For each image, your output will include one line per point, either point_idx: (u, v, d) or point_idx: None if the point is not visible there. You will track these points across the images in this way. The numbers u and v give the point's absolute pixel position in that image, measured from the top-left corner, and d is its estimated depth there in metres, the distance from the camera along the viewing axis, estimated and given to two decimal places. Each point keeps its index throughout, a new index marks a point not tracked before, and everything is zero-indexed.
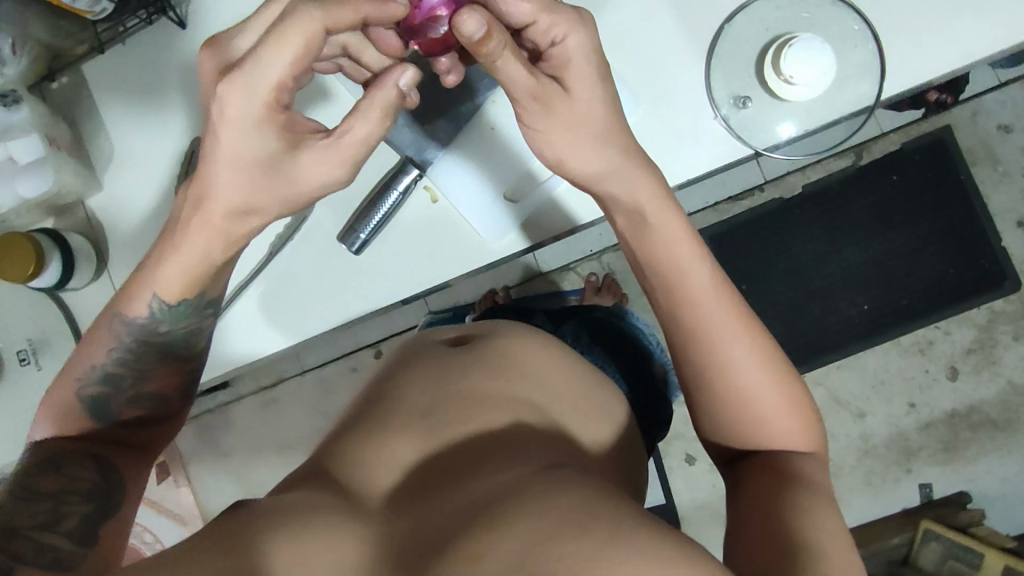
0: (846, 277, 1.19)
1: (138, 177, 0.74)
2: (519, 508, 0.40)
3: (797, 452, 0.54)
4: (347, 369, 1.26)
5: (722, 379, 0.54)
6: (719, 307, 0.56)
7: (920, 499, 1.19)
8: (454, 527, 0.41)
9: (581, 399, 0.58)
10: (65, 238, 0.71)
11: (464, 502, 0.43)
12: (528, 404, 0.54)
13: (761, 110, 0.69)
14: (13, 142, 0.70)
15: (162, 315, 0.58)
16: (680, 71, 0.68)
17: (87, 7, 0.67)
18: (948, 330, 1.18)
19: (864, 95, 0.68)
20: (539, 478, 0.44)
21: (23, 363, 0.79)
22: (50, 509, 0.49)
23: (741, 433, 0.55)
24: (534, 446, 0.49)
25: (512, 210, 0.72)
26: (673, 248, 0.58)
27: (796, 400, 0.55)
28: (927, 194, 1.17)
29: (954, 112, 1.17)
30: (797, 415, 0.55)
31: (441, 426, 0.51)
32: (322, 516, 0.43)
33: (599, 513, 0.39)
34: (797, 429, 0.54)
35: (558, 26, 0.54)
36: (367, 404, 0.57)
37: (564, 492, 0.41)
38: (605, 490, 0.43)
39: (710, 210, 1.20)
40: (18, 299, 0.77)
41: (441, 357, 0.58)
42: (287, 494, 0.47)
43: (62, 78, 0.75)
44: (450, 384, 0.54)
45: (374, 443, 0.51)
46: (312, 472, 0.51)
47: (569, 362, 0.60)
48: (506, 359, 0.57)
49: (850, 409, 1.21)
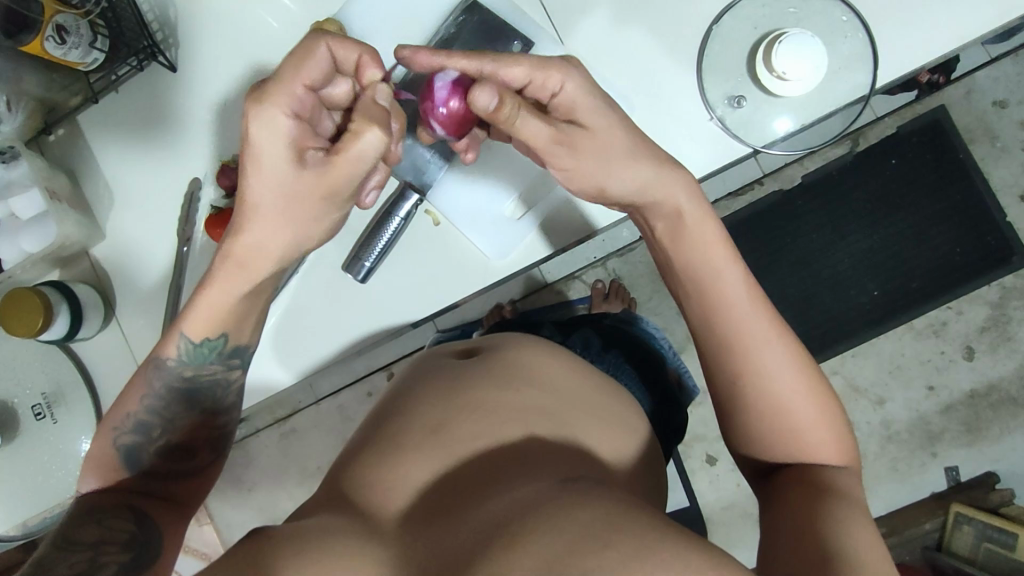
0: (853, 263, 1.18)
1: (141, 222, 0.75)
2: (539, 523, 0.40)
3: (824, 452, 0.53)
4: (361, 394, 1.26)
5: (753, 376, 0.54)
6: (748, 309, 0.56)
7: (948, 482, 1.17)
8: (474, 547, 0.40)
9: (595, 404, 0.57)
10: (73, 291, 0.71)
11: (483, 519, 0.43)
12: (542, 414, 0.53)
13: (756, 108, 0.69)
14: (14, 198, 0.71)
15: (187, 358, 0.60)
16: (671, 75, 0.68)
17: (78, 59, 0.68)
18: (960, 310, 1.17)
19: (859, 84, 0.67)
20: (557, 491, 0.44)
21: (38, 417, 0.77)
22: (88, 558, 0.47)
23: (770, 433, 0.54)
24: (550, 460, 0.49)
25: (513, 228, 0.72)
26: (703, 247, 0.59)
27: (826, 408, 0.54)
28: (928, 174, 1.17)
29: (947, 92, 1.17)
30: (827, 425, 0.54)
31: (454, 441, 0.51)
32: (339, 542, 0.43)
33: (621, 524, 0.39)
34: (825, 427, 0.54)
35: (553, 78, 0.57)
36: (378, 421, 0.56)
37: (585, 505, 0.41)
38: (627, 501, 0.43)
39: (711, 208, 1.20)
40: (30, 352, 0.77)
41: (450, 372, 0.58)
42: (302, 521, 0.46)
43: (58, 130, 0.75)
44: (460, 396, 0.54)
45: (387, 460, 0.50)
46: (325, 496, 0.50)
47: (581, 371, 0.60)
48: (517, 369, 0.56)
49: (869, 396, 1.20)
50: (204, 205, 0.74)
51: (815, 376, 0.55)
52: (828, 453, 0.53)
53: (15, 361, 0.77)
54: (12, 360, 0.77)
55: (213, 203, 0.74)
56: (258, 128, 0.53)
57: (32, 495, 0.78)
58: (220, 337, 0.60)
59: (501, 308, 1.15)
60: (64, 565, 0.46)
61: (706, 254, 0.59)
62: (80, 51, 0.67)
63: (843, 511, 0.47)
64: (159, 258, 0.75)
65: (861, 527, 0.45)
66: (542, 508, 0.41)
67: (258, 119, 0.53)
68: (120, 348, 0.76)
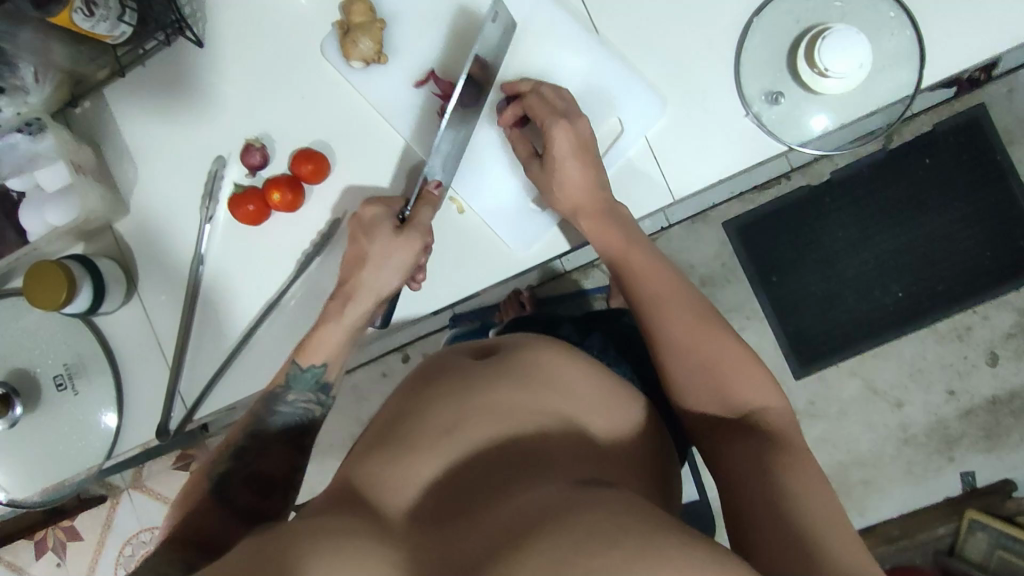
0: (879, 263, 1.16)
1: (166, 198, 0.75)
2: (554, 521, 0.40)
3: (752, 390, 0.57)
4: (374, 374, 1.26)
5: (669, 341, 0.60)
6: (655, 289, 0.63)
7: (964, 488, 1.16)
8: (493, 548, 0.41)
9: (606, 405, 0.57)
10: (95, 264, 0.72)
11: (502, 521, 0.43)
12: (555, 417, 0.53)
13: (794, 105, 0.66)
14: (40, 170, 0.70)
15: (295, 385, 0.66)
16: (707, 66, 0.66)
17: (106, 32, 0.66)
18: (987, 315, 1.15)
19: (903, 82, 0.65)
20: (572, 492, 0.44)
21: (59, 389, 0.78)
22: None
23: (700, 385, 0.58)
24: (561, 462, 0.49)
25: (534, 221, 0.71)
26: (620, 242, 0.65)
27: (737, 348, 0.59)
28: (962, 175, 1.14)
29: (989, 90, 1.13)
30: (746, 365, 0.58)
31: (469, 441, 0.51)
32: (351, 534, 0.43)
33: (636, 522, 0.39)
34: (745, 367, 0.58)
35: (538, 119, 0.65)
36: (390, 419, 0.55)
37: (592, 503, 0.42)
38: (636, 500, 0.43)
39: (736, 201, 1.18)
40: (53, 323, 0.77)
41: (464, 369, 0.57)
42: (317, 517, 0.45)
43: (84, 103, 0.75)
44: (473, 393, 0.53)
45: (399, 456, 0.50)
46: (335, 489, 0.50)
47: (595, 372, 0.59)
48: (532, 369, 0.56)
49: (887, 399, 1.18)
50: (228, 182, 0.74)
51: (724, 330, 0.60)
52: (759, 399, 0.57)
53: (36, 331, 0.77)
54: (33, 331, 0.77)
55: (237, 182, 0.73)
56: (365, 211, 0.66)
57: (51, 464, 0.79)
58: (321, 364, 0.67)
59: (519, 295, 1.15)
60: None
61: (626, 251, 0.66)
62: (108, 24, 0.65)
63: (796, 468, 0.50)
64: (182, 234, 0.75)
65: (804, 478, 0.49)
66: (554, 508, 0.42)
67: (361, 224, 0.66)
68: (140, 324, 0.76)
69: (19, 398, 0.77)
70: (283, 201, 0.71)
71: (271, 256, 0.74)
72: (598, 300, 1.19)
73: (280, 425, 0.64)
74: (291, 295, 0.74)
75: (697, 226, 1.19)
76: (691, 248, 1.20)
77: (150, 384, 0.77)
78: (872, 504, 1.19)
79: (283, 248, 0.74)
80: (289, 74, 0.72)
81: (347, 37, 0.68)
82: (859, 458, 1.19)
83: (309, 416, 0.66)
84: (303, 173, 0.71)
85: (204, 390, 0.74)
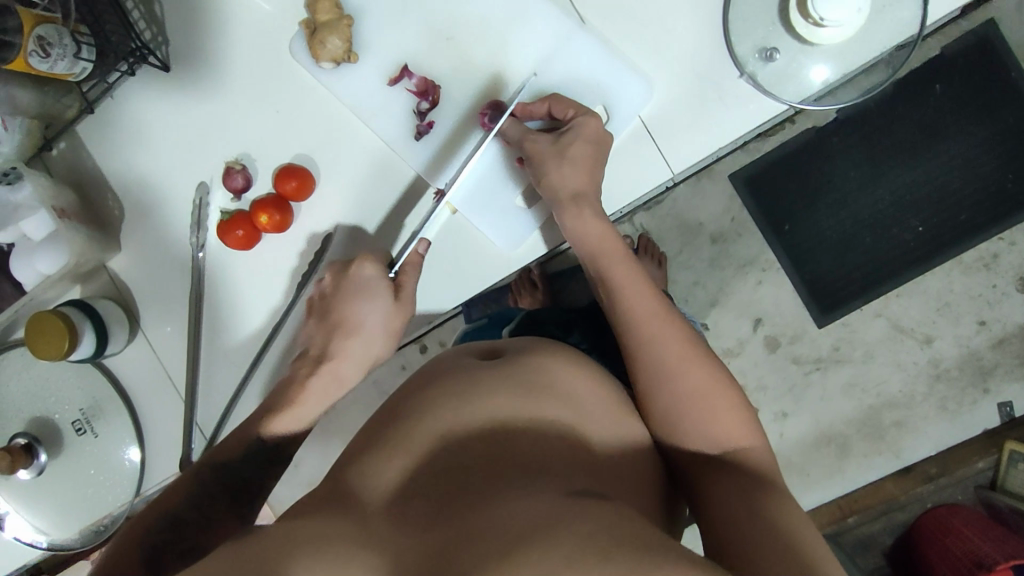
0: (894, 199, 1.11)
1: (155, 230, 0.74)
2: (540, 538, 0.39)
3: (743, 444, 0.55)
4: (395, 367, 1.27)
5: (669, 375, 0.56)
6: (647, 309, 0.59)
7: (1002, 419, 1.13)
8: (477, 554, 0.39)
9: (613, 413, 0.56)
10: (93, 308, 0.71)
11: (490, 525, 0.42)
12: (557, 423, 0.52)
13: (790, 59, 0.63)
14: (22, 221, 0.69)
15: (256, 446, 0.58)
16: (692, 28, 0.62)
17: (66, 71, 0.64)
18: (1013, 241, 1.10)
19: (906, 19, 0.61)
20: (564, 506, 0.43)
21: (79, 432, 0.78)
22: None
23: (692, 424, 0.55)
24: (558, 473, 0.48)
25: (522, 223, 0.69)
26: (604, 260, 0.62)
27: (731, 394, 0.57)
28: (975, 100, 1.08)
29: (998, 4, 1.06)
30: (735, 410, 0.56)
31: (465, 445, 0.51)
32: (337, 537, 0.42)
33: (625, 544, 0.38)
34: (739, 414, 0.56)
35: (566, 111, 0.63)
36: (388, 420, 0.55)
37: (586, 521, 0.41)
38: (630, 519, 0.42)
39: (739, 152, 1.14)
40: (63, 368, 0.77)
41: (466, 370, 0.57)
42: (306, 518, 0.45)
43: (59, 144, 0.73)
44: (474, 401, 0.53)
45: (393, 463, 0.50)
46: (325, 491, 0.50)
47: (602, 381, 0.58)
48: (533, 374, 0.55)
49: (916, 336, 1.15)
50: (215, 209, 0.72)
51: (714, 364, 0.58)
52: (742, 439, 0.56)
53: (48, 377, 0.77)
54: (45, 378, 0.77)
55: (223, 207, 0.71)
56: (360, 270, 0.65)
57: (84, 505, 0.79)
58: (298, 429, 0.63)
59: (529, 273, 1.14)
60: None
61: (610, 261, 0.62)
62: (66, 63, 0.63)
63: (791, 513, 0.49)
64: (177, 265, 0.74)
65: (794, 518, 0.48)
66: (547, 527, 0.40)
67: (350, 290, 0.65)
68: (149, 359, 0.76)
69: (42, 446, 0.77)
70: (271, 223, 0.69)
71: (268, 276, 0.72)
72: None
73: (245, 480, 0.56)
74: (292, 314, 0.72)
75: (701, 182, 1.16)
76: (698, 206, 1.17)
77: (168, 416, 0.77)
78: (910, 444, 1.17)
79: (279, 268, 0.72)
80: (258, 88, 0.70)
81: (315, 36, 0.65)
82: (891, 400, 1.16)
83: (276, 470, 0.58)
84: (287, 192, 0.68)
85: (220, 417, 0.73)
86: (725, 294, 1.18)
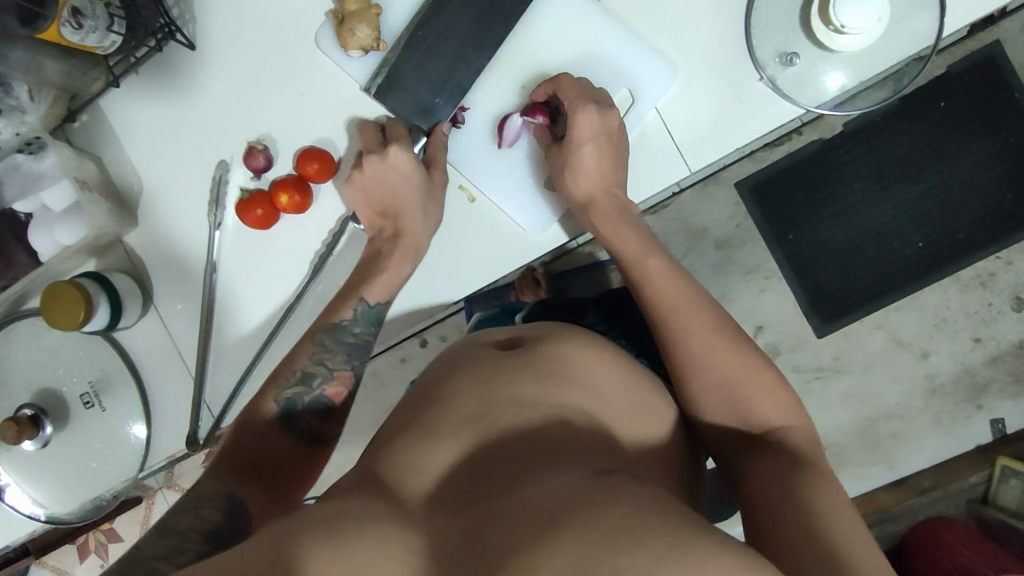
0: (898, 214, 1.13)
1: (173, 207, 0.74)
2: (573, 517, 0.41)
3: (782, 422, 0.56)
4: (394, 359, 1.28)
5: (700, 368, 0.57)
6: (672, 298, 0.60)
7: (993, 435, 1.15)
8: (511, 536, 0.42)
9: (632, 401, 0.59)
10: (109, 280, 0.72)
11: (520, 508, 0.44)
12: (578, 409, 0.55)
13: (810, 66, 0.64)
14: (43, 191, 0.69)
15: (360, 318, 0.66)
16: (716, 29, 0.64)
17: (96, 44, 0.65)
18: (1010, 260, 1.12)
19: (922, 31, 0.62)
20: (592, 484, 0.45)
21: (86, 406, 0.78)
22: (174, 545, 0.49)
23: (727, 409, 0.57)
24: (582, 453, 0.51)
25: (543, 203, 0.70)
26: (636, 254, 0.63)
27: (763, 371, 0.57)
28: (978, 118, 1.10)
29: (1003, 27, 1.09)
30: (769, 389, 0.57)
31: (491, 429, 0.53)
32: (375, 517, 0.45)
33: (657, 522, 0.39)
34: (775, 396, 0.57)
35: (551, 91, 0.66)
36: (417, 408, 0.59)
37: (616, 499, 0.42)
38: (658, 496, 0.44)
39: (747, 161, 1.16)
40: (73, 341, 0.77)
41: (490, 359, 0.61)
42: (342, 500, 0.48)
43: (82, 116, 0.74)
44: (500, 385, 0.56)
45: (423, 444, 0.53)
46: (358, 475, 0.53)
47: (623, 368, 0.61)
48: (556, 362, 0.59)
49: (913, 349, 1.16)
50: (233, 187, 0.73)
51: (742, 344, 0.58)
52: (777, 418, 0.56)
53: (59, 349, 0.78)
54: (55, 349, 0.78)
55: (243, 186, 0.72)
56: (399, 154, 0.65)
57: (88, 480, 0.79)
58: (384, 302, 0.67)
59: (533, 272, 1.14)
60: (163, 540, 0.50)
61: (634, 257, 0.63)
62: (98, 35, 0.64)
63: (821, 480, 0.49)
64: (194, 243, 0.74)
65: (825, 496, 0.48)
66: (572, 503, 0.42)
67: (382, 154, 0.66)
68: (161, 335, 0.76)
69: (49, 418, 0.77)
70: (291, 203, 0.69)
71: (284, 256, 0.73)
72: (614, 272, 1.18)
73: (337, 363, 0.63)
74: (308, 295, 0.73)
75: (708, 188, 1.18)
76: (704, 211, 1.19)
77: (175, 395, 0.77)
78: (903, 456, 1.18)
79: (293, 249, 0.73)
80: (284, 70, 0.71)
81: (344, 26, 0.66)
82: (888, 412, 1.18)
83: (368, 347, 0.65)
84: (309, 174, 0.69)
85: (229, 394, 0.74)
86: (728, 299, 1.20)
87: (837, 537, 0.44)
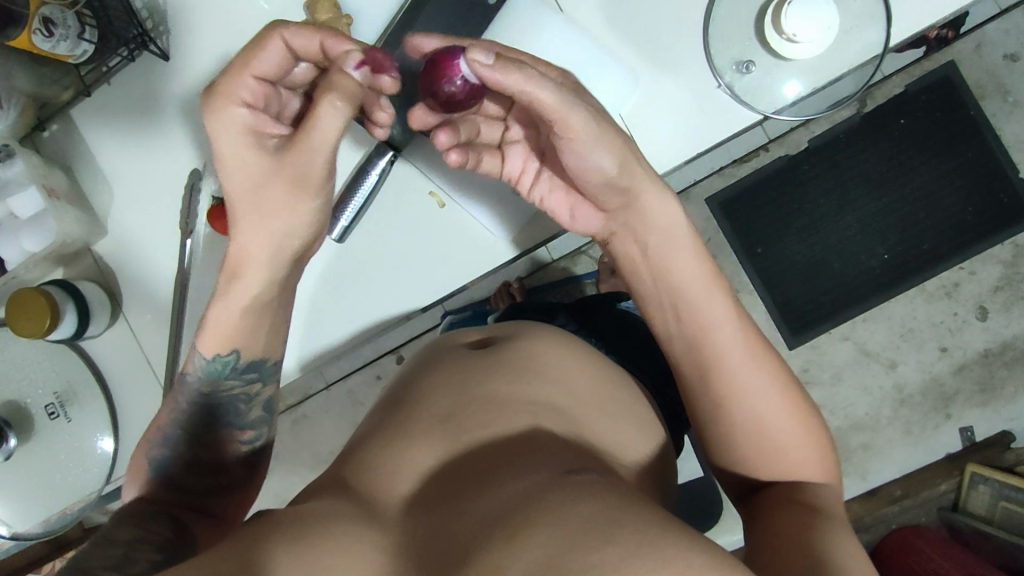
0: (863, 226, 1.16)
1: (142, 219, 0.74)
2: (543, 515, 0.40)
3: (804, 475, 0.53)
4: (370, 377, 1.27)
5: (734, 398, 0.53)
6: (712, 319, 0.55)
7: (963, 443, 1.16)
8: (478, 536, 0.41)
9: (602, 399, 0.60)
10: (77, 288, 0.71)
11: (488, 507, 0.44)
12: (548, 406, 0.56)
13: (765, 73, 0.67)
14: (13, 197, 0.71)
15: (206, 369, 0.60)
16: (677, 36, 0.66)
17: (68, 52, 0.67)
18: (972, 271, 1.15)
19: (872, 42, 0.65)
20: (561, 483, 0.44)
21: (52, 417, 0.77)
22: (122, 553, 0.47)
23: (748, 448, 0.54)
24: (553, 452, 0.50)
25: (519, 205, 0.71)
26: (675, 267, 0.57)
27: (802, 412, 0.54)
28: (938, 134, 1.14)
29: (958, 47, 1.13)
30: (803, 430, 0.54)
31: (461, 431, 0.53)
32: (336, 518, 0.45)
33: (625, 520, 0.39)
34: (805, 443, 0.54)
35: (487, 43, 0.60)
36: (391, 411, 0.59)
37: (587, 499, 0.41)
38: (627, 494, 0.43)
39: (716, 176, 1.18)
40: (40, 351, 0.77)
41: (462, 362, 0.61)
42: (309, 504, 0.47)
43: (52, 125, 0.75)
44: (470, 387, 0.57)
45: (397, 448, 0.53)
46: (331, 483, 0.52)
47: (592, 366, 0.63)
48: (526, 360, 0.60)
49: (882, 360, 1.18)
50: (205, 197, 0.73)
51: (772, 361, 0.55)
52: (793, 465, 0.54)
53: (23, 360, 0.77)
54: (22, 360, 0.77)
55: (214, 194, 0.72)
56: (218, 118, 0.53)
57: (52, 494, 0.78)
58: (231, 352, 0.60)
59: (509, 286, 1.17)
60: (99, 556, 0.46)
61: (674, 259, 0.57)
62: (69, 44, 0.66)
63: (819, 512, 0.49)
64: (162, 254, 0.74)
65: (831, 526, 0.47)
66: (541, 501, 0.42)
67: (212, 112, 0.53)
68: (128, 345, 0.76)
69: (12, 430, 0.76)
70: None
71: None
72: (588, 286, 1.20)
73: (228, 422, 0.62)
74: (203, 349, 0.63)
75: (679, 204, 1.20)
76: None
77: (141, 406, 0.76)
78: (874, 467, 1.19)
79: None
80: None
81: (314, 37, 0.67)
82: (858, 423, 1.19)
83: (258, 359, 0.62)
84: None
85: None
86: None
87: (835, 557, 0.43)
